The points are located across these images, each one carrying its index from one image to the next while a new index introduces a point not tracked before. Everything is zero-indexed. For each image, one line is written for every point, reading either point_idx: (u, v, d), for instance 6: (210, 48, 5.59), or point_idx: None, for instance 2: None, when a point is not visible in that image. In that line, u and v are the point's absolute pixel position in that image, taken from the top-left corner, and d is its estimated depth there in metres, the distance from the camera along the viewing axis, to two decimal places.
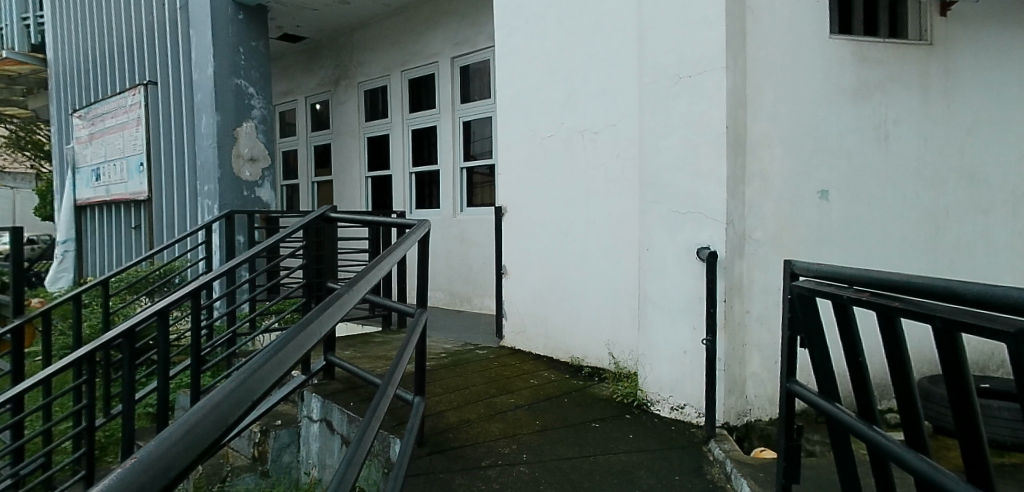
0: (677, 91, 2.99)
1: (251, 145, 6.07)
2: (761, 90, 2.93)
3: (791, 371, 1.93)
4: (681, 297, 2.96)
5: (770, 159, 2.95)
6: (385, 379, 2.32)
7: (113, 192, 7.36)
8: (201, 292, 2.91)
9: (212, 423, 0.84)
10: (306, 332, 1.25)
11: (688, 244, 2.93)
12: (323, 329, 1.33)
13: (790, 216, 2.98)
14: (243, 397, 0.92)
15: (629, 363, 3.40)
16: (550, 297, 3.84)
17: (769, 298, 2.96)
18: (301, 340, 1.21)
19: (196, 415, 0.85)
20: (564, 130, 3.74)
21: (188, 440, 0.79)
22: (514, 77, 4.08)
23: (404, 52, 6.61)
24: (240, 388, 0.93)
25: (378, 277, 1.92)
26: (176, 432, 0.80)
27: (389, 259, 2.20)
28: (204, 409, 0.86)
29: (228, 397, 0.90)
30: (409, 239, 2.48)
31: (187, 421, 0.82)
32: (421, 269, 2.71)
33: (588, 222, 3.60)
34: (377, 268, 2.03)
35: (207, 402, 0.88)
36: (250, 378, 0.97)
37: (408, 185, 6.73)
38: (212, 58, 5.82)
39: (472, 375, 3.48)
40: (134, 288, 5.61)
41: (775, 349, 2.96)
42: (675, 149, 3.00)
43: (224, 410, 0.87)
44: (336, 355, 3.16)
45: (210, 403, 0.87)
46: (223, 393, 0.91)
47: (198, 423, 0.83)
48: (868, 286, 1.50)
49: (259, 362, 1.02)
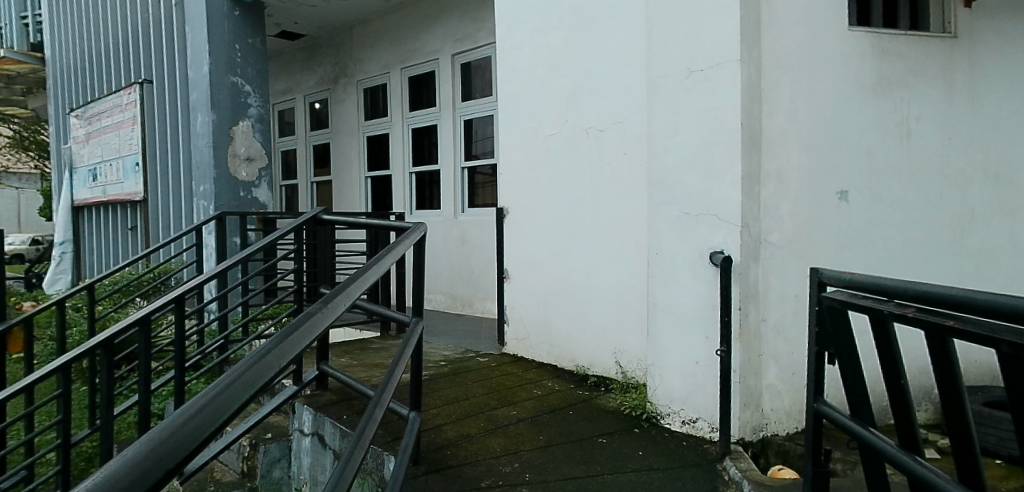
0: (689, 85, 2.82)
1: (247, 144, 5.93)
2: (777, 85, 2.76)
3: (818, 389, 1.77)
4: (693, 305, 2.79)
5: (787, 158, 2.78)
6: (378, 392, 2.15)
7: (109, 193, 7.22)
8: (186, 297, 2.75)
9: (157, 458, 0.80)
10: (282, 345, 1.19)
11: (700, 249, 2.76)
12: (304, 341, 1.27)
13: (809, 218, 2.81)
14: (203, 424, 0.88)
15: (636, 372, 3.24)
16: (553, 302, 3.68)
17: (786, 305, 2.79)
18: (278, 353, 1.15)
19: (157, 438, 0.82)
20: (568, 128, 3.57)
21: (145, 466, 0.77)
22: (517, 72, 3.92)
23: (404, 49, 6.46)
24: (202, 412, 0.89)
25: (363, 287, 1.76)
26: (122, 466, 0.76)
27: (385, 261, 2.09)
28: (165, 432, 0.83)
29: (188, 423, 0.86)
30: (407, 239, 2.38)
31: (142, 447, 0.80)
32: (417, 275, 2.55)
33: (593, 224, 3.44)
34: (371, 272, 1.94)
35: (170, 423, 0.86)
36: (208, 405, 0.91)
37: (408, 186, 6.58)
38: (207, 55, 5.67)
39: (472, 385, 3.32)
40: (126, 290, 5.46)
41: (792, 360, 2.80)
42: (686, 147, 2.84)
43: (182, 437, 0.84)
44: (329, 365, 3.01)
45: (172, 426, 0.85)
46: (180, 421, 0.87)
47: (150, 453, 0.80)
48: (913, 301, 1.33)
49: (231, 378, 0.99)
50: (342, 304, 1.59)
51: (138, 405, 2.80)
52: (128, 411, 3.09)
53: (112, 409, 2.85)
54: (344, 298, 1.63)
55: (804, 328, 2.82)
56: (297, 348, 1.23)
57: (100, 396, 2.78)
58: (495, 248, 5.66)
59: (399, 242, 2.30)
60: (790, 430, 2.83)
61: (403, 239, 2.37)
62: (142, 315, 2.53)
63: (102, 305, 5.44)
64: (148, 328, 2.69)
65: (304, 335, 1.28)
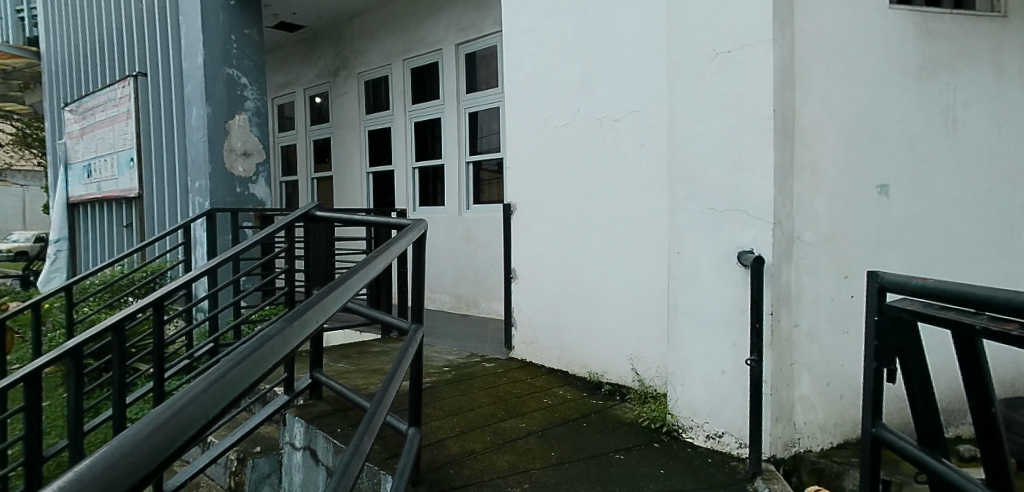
0: (713, 69, 2.58)
1: (244, 139, 5.71)
2: (812, 68, 2.52)
3: (878, 411, 1.53)
4: (718, 309, 2.55)
5: (822, 150, 2.54)
6: (376, 405, 1.91)
7: (104, 190, 7.02)
8: (165, 301, 2.53)
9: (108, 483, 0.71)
10: (263, 350, 1.04)
11: (727, 248, 2.53)
12: (285, 348, 1.10)
13: (845, 214, 2.57)
14: (166, 442, 0.79)
15: (655, 380, 3.00)
16: (565, 305, 3.44)
17: (821, 310, 2.56)
18: (265, 352, 1.04)
19: (111, 456, 0.74)
20: (580, 118, 3.34)
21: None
22: (525, 60, 3.68)
23: (406, 39, 6.23)
24: (169, 425, 0.81)
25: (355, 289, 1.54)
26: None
27: (375, 266, 1.78)
28: (120, 451, 0.75)
29: (149, 439, 0.78)
30: (398, 242, 2.06)
31: (91, 470, 0.72)
32: (417, 277, 2.31)
33: (608, 220, 3.20)
34: (357, 278, 1.63)
35: (130, 437, 0.78)
36: (176, 416, 0.83)
37: (411, 181, 6.36)
38: (202, 46, 5.44)
39: (477, 394, 3.09)
40: (115, 290, 5.27)
41: (826, 369, 2.57)
42: (711, 138, 2.60)
43: (141, 456, 0.76)
44: (323, 373, 2.78)
45: (130, 442, 0.77)
46: (142, 436, 0.78)
47: (100, 477, 0.72)
48: (1014, 316, 1.10)
49: (204, 385, 0.90)
50: (317, 318, 1.29)
51: (113, 417, 2.58)
52: (101, 425, 2.87)
53: (82, 423, 2.63)
54: (321, 312, 1.32)
55: (840, 334, 2.58)
56: (273, 358, 1.05)
57: (70, 410, 2.56)
58: (501, 247, 5.43)
59: (391, 246, 1.98)
60: (825, 445, 2.59)
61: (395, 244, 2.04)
62: (115, 320, 2.31)
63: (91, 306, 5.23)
64: (123, 335, 2.47)
65: (276, 350, 1.07)
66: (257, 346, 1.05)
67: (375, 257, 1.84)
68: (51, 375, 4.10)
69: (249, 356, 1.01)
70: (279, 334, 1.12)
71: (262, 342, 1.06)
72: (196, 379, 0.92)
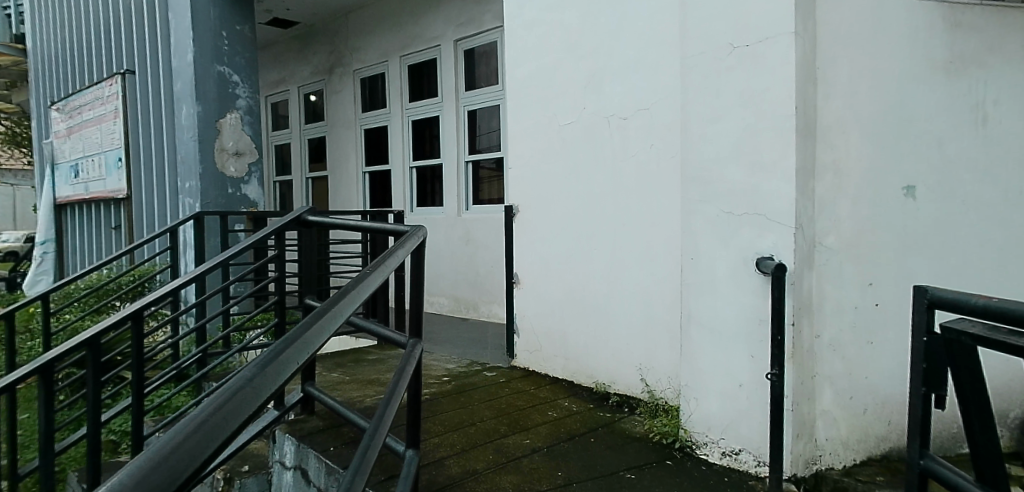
0: (730, 64, 2.43)
1: (236, 138, 5.53)
2: (834, 64, 2.40)
3: (926, 441, 1.38)
4: (736, 318, 2.40)
5: (844, 149, 2.42)
6: (374, 423, 1.74)
7: (92, 190, 6.85)
8: (144, 314, 2.37)
9: None
10: (222, 415, 0.90)
11: (744, 254, 2.38)
12: (252, 406, 0.95)
13: (869, 217, 2.44)
14: None
15: (666, 392, 2.85)
16: (570, 311, 3.29)
17: (844, 319, 2.42)
18: (224, 417, 0.90)
19: None
20: (586, 116, 3.19)
21: None
22: (527, 55, 3.52)
23: (404, 35, 6.06)
24: None
25: (347, 311, 1.37)
26: None
27: (368, 285, 1.58)
28: None
29: None
30: (393, 255, 1.86)
31: None
32: (416, 287, 2.16)
33: (616, 223, 3.05)
34: (348, 300, 1.44)
35: None
36: None
37: (409, 181, 6.20)
38: (192, 42, 5.26)
39: (479, 407, 2.93)
40: (101, 294, 5.11)
41: (850, 382, 2.42)
42: (727, 137, 2.45)
43: None
44: (315, 387, 2.63)
45: None
46: None
47: None
48: None
49: (139, 473, 0.76)
50: (296, 359, 1.11)
51: (88, 437, 2.42)
52: (76, 443, 2.72)
53: (54, 443, 2.48)
54: (303, 349, 1.14)
55: (865, 345, 2.44)
56: (235, 421, 0.91)
57: (41, 429, 2.41)
58: (501, 248, 5.27)
59: (385, 261, 1.78)
60: (847, 462, 2.44)
61: (390, 256, 1.85)
62: (88, 335, 2.16)
63: (75, 312, 5.06)
64: (98, 350, 2.32)
65: (241, 409, 0.92)
66: (216, 408, 0.90)
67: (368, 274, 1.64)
68: (30, 385, 3.93)
69: (203, 424, 0.87)
70: (240, 394, 0.95)
71: (223, 402, 0.92)
72: (133, 462, 0.78)
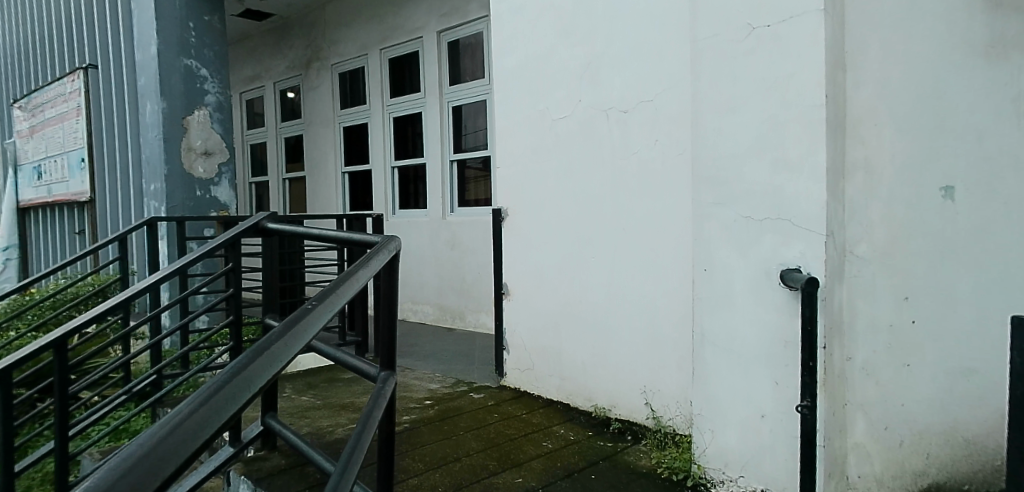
0: (749, 46, 2.12)
1: (205, 137, 5.15)
2: (866, 46, 2.11)
3: None
4: (757, 340, 2.09)
5: (877, 144, 2.12)
6: (339, 465, 1.40)
7: (55, 193, 6.43)
8: (68, 344, 2.02)
9: None
10: None
11: (768, 264, 2.08)
12: None
13: (906, 221, 2.12)
14: None
15: (675, 420, 2.54)
16: (566, 326, 2.98)
17: (878, 340, 2.12)
18: None
19: None
20: (581, 110, 2.88)
21: None
22: (516, 43, 3.20)
23: (383, 27, 5.71)
24: None
25: (301, 340, 1.10)
26: None
27: (333, 303, 1.27)
28: None
29: None
30: (347, 282, 1.37)
31: None
32: (387, 306, 1.74)
33: (616, 230, 2.74)
34: (302, 326, 1.14)
35: None
36: None
37: (391, 182, 5.88)
38: (155, 33, 4.88)
39: (465, 437, 2.61)
40: (54, 303, 4.70)
41: (887, 411, 2.13)
42: (746, 132, 2.14)
43: None
44: (277, 420, 2.29)
45: None
46: None
47: None
48: None
49: None
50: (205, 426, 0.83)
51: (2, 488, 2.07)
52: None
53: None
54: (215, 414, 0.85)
55: (900, 368, 2.12)
56: None
57: None
58: (489, 254, 4.95)
59: (336, 291, 1.30)
60: None
61: (342, 283, 1.36)
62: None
63: (28, 322, 4.69)
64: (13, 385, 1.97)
65: None
66: None
67: (302, 316, 1.16)
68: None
69: None
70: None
71: None
72: None
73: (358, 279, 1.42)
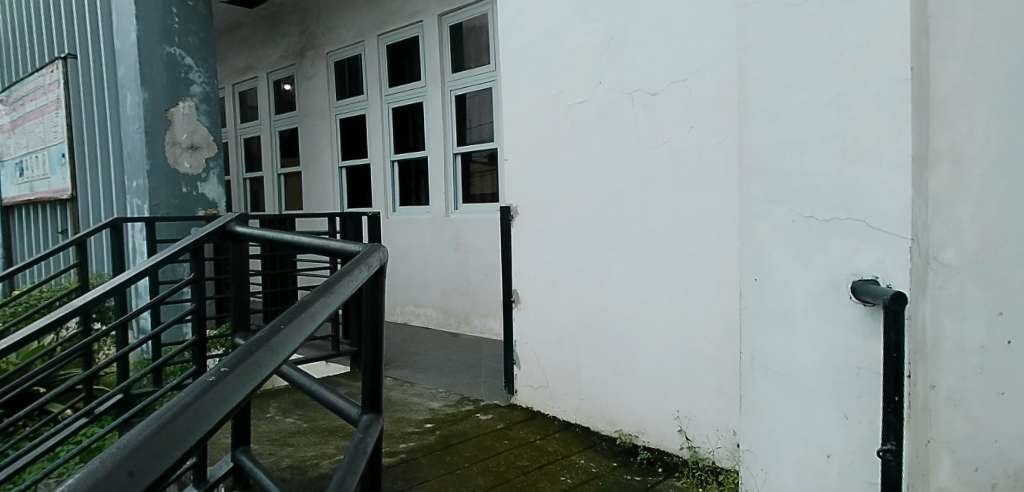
0: (811, 12, 1.76)
1: (190, 130, 4.80)
2: (954, 9, 1.73)
3: None
4: (822, 365, 1.74)
5: (968, 127, 1.74)
6: None
7: (37, 190, 6.10)
8: None
9: None
10: None
11: (836, 274, 1.72)
12: None
13: (1005, 219, 1.73)
14: None
15: (715, 452, 2.19)
16: (584, 340, 2.63)
17: (967, 363, 1.76)
18: None
19: None
20: (602, 93, 2.52)
21: None
22: (525, 19, 2.84)
23: (382, 11, 5.35)
24: None
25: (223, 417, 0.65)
26: None
27: (287, 343, 0.81)
28: None
29: None
30: (290, 326, 0.85)
31: None
32: (370, 331, 1.31)
33: (644, 231, 2.39)
34: (228, 389, 0.68)
35: None
36: None
37: (391, 177, 5.53)
38: (135, 18, 4.53)
39: (471, 470, 2.27)
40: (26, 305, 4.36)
41: (978, 448, 1.77)
42: (806, 116, 1.78)
43: None
44: (248, 455, 1.94)
45: None
46: None
47: None
48: None
49: None
50: None
51: None
52: None
53: None
54: None
55: (993, 398, 1.75)
56: None
57: None
58: (495, 254, 4.61)
59: (269, 343, 0.79)
60: None
61: (286, 326, 0.85)
62: None
63: None
64: None
65: None
66: None
67: (192, 396, 0.65)
68: None
69: None
70: None
71: None
72: None
73: (312, 317, 0.90)
